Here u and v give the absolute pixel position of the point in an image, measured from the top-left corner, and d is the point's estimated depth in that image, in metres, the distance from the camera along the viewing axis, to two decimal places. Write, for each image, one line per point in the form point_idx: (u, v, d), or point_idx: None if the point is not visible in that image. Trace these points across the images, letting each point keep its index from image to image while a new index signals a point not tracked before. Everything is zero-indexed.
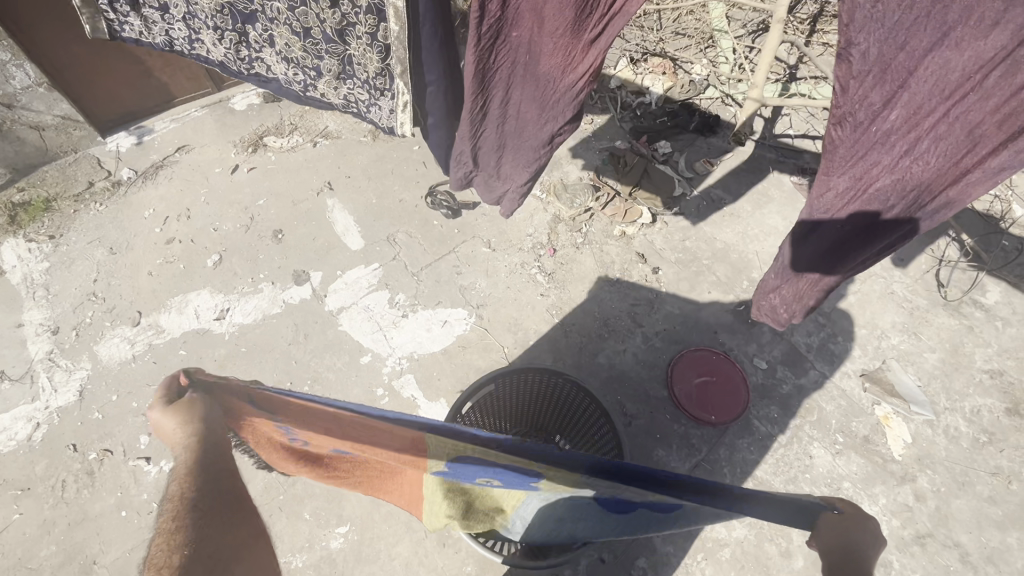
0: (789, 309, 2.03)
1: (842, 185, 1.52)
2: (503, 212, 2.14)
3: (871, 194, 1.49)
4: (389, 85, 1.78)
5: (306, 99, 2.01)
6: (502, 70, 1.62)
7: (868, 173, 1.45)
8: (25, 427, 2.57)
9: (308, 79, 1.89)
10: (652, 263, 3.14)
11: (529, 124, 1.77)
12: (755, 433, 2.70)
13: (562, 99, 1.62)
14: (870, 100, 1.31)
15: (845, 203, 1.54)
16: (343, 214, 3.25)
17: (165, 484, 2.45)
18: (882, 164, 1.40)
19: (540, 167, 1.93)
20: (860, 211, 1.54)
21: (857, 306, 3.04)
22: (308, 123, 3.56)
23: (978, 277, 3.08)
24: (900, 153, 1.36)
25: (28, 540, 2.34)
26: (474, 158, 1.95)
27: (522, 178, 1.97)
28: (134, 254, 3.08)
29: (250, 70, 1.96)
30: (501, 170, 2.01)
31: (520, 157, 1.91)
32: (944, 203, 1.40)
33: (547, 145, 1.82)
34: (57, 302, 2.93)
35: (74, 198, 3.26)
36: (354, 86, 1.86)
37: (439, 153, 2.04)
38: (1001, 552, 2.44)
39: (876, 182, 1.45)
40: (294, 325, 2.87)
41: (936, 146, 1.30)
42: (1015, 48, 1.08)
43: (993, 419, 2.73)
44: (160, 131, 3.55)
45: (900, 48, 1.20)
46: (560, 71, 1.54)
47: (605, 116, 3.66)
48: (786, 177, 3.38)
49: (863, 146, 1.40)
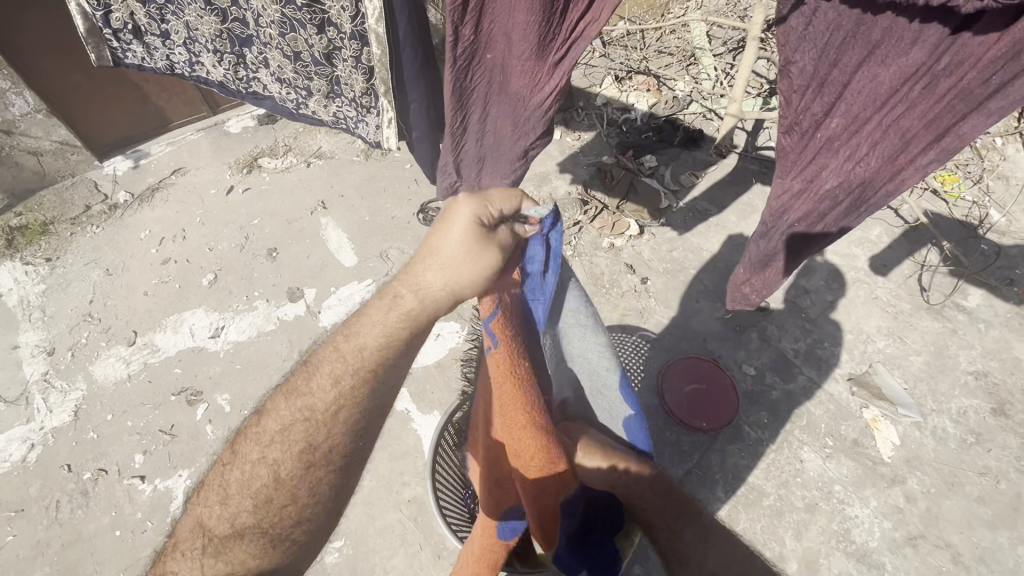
0: (760, 296, 2.09)
1: (795, 188, 1.61)
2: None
3: (821, 196, 1.58)
4: (374, 103, 1.88)
5: (299, 116, 2.08)
6: (478, 90, 1.69)
7: (818, 176, 1.54)
8: (19, 448, 2.58)
9: (301, 97, 1.97)
10: (641, 273, 3.21)
11: (503, 138, 1.81)
12: (747, 438, 2.73)
13: (533, 115, 1.68)
14: (813, 111, 1.42)
15: (798, 202, 1.64)
16: (337, 232, 3.31)
17: (159, 502, 2.45)
18: (830, 167, 1.50)
19: (517, 179, 1.95)
20: (811, 210, 1.63)
21: (842, 311, 3.10)
22: (302, 144, 3.65)
23: (959, 281, 3.14)
24: (844, 158, 1.46)
25: (21, 561, 2.32)
26: (458, 168, 1.93)
27: (499, 190, 1.98)
28: (130, 275, 3.12)
29: (248, 89, 2.02)
30: (480, 182, 2.02)
31: (495, 169, 1.92)
32: (884, 197, 1.50)
33: (522, 159, 1.83)
34: (52, 324, 2.96)
35: (71, 221, 3.31)
36: (343, 104, 1.94)
37: (424, 165, 2.05)
38: (992, 551, 2.45)
39: (825, 185, 1.55)
40: (288, 342, 2.91)
41: (875, 149, 1.40)
42: (933, 63, 1.20)
43: (979, 420, 2.77)
44: (157, 155, 3.62)
45: (833, 65, 1.31)
46: (530, 91, 1.61)
47: (593, 132, 3.77)
48: (769, 187, 3.47)
49: (811, 152, 1.50)
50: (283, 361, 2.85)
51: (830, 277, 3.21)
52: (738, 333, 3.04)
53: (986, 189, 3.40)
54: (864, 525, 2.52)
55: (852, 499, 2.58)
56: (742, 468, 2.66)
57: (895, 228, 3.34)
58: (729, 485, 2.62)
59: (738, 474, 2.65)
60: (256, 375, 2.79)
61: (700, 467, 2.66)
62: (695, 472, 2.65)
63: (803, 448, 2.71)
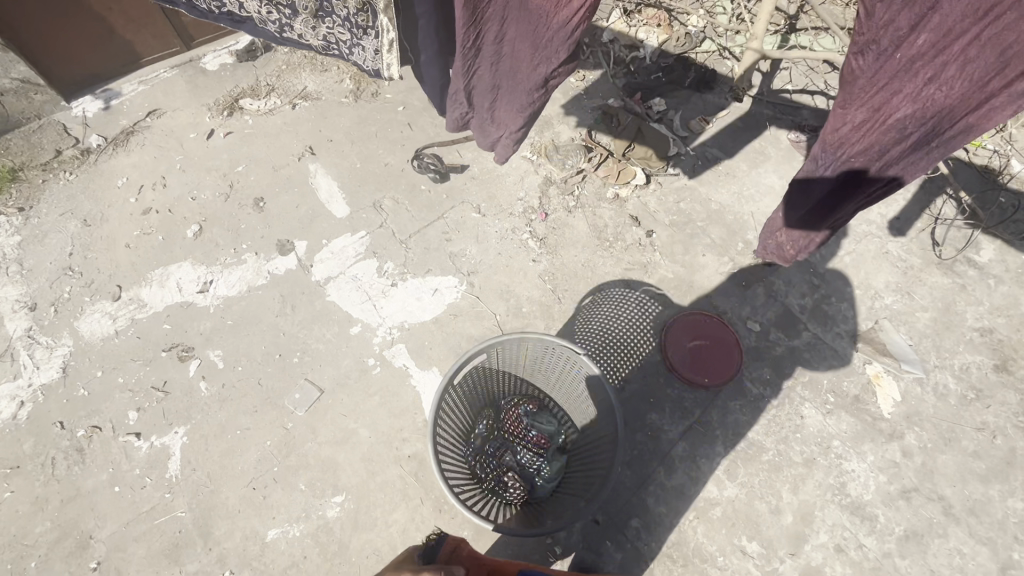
0: (795, 245, 2.14)
1: (859, 117, 1.53)
2: (497, 161, 2.04)
3: (888, 125, 1.50)
4: (372, 22, 1.65)
5: (283, 40, 1.88)
6: (495, 3, 1.52)
7: (888, 102, 1.45)
8: (9, 405, 2.52)
9: (285, 17, 1.75)
10: (646, 226, 3.07)
11: (522, 66, 1.68)
12: (748, 394, 2.70)
13: (556, 37, 1.52)
14: (898, 25, 1.30)
15: (861, 135, 1.56)
16: (326, 180, 3.12)
17: (157, 459, 2.43)
18: (904, 93, 1.41)
19: (536, 112, 1.84)
20: (875, 142, 1.56)
21: (851, 266, 3.01)
22: (286, 83, 3.38)
23: (973, 235, 3.04)
24: (924, 81, 1.36)
25: (22, 516, 2.32)
26: (469, 99, 1.86)
27: (517, 123, 1.86)
28: (110, 226, 2.96)
29: (221, 10, 1.81)
30: (496, 114, 1.91)
31: (514, 100, 1.81)
32: (962, 127, 1.42)
33: (542, 89, 1.72)
34: (32, 278, 2.83)
35: (42, 167, 3.09)
36: (334, 24, 1.73)
37: (435, 94, 1.95)
38: (982, 504, 2.50)
39: (896, 113, 1.46)
40: (280, 297, 2.80)
41: (964, 70, 1.30)
42: None
43: (981, 376, 2.76)
44: (129, 95, 3.35)
45: None
46: (554, 7, 1.44)
47: (598, 72, 3.51)
48: (783, 134, 3.28)
49: (885, 75, 1.40)
50: (276, 317, 2.76)
51: (843, 230, 3.08)
52: (745, 289, 2.96)
53: (1010, 137, 3.23)
54: (859, 479, 2.55)
55: (849, 453, 2.60)
56: (742, 424, 2.65)
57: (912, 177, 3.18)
58: (729, 441, 2.62)
59: (738, 430, 2.64)
60: (249, 331, 2.71)
61: (701, 423, 2.65)
62: (696, 428, 2.64)
63: (804, 405, 2.69)
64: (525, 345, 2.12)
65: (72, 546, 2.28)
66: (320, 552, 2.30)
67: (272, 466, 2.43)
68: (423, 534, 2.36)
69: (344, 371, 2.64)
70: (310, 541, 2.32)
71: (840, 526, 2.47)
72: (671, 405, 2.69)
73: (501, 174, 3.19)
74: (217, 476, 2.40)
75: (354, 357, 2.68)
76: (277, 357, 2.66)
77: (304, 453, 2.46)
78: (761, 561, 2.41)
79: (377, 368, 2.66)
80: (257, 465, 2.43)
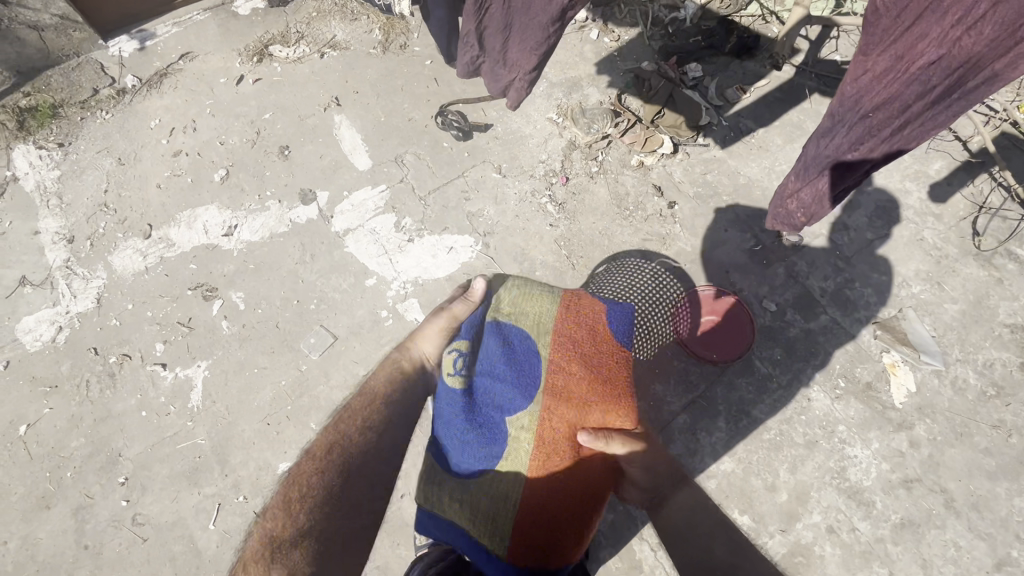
0: (805, 214, 1.97)
1: (882, 65, 1.48)
2: (508, 105, 2.04)
3: (910, 76, 1.44)
4: None
5: None
6: None
7: (912, 49, 1.40)
8: (49, 329, 2.70)
9: None
10: (669, 197, 3.01)
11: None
12: (756, 372, 2.69)
13: None
14: None
15: (881, 85, 1.51)
16: (350, 132, 3.14)
17: (180, 389, 2.58)
18: (929, 38, 1.35)
19: (550, 50, 1.83)
20: (895, 95, 1.49)
21: (880, 251, 2.89)
22: (316, 32, 3.36)
23: (1017, 226, 2.87)
24: (953, 22, 1.31)
25: (59, 431, 2.51)
26: (480, 41, 1.91)
27: (530, 63, 1.86)
28: (143, 166, 3.06)
29: None
30: (508, 56, 1.91)
31: (526, 40, 1.81)
32: (988, 79, 1.36)
33: (557, 23, 1.71)
34: (70, 212, 2.97)
35: (80, 104, 3.19)
36: None
37: (443, 39, 2.17)
38: (987, 500, 2.47)
39: (920, 60, 1.40)
40: (300, 245, 2.88)
41: (995, 10, 1.24)
42: None
43: (1004, 373, 2.67)
44: (162, 37, 3.36)
45: None
46: None
47: (634, 33, 3.36)
48: (824, 108, 3.12)
49: (911, 16, 1.36)
50: (295, 264, 2.84)
51: (875, 213, 2.95)
52: (765, 267, 2.89)
53: None
54: (861, 465, 2.53)
55: (854, 439, 2.57)
56: (747, 401, 2.64)
57: (957, 160, 2.99)
58: (732, 417, 2.61)
59: (742, 408, 2.63)
60: (270, 276, 2.81)
61: (705, 397, 2.65)
62: (698, 402, 2.64)
63: (813, 387, 2.66)
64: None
65: (102, 462, 2.46)
66: None
67: (286, 405, 2.56)
68: None
69: (358, 320, 2.73)
70: None
71: (836, 509, 2.46)
72: (676, 377, 2.70)
73: (525, 135, 3.14)
74: (235, 409, 2.54)
75: (368, 308, 2.76)
76: (295, 302, 2.76)
77: (316, 395, 2.58)
78: (751, 535, 2.44)
79: (389, 320, 2.74)
80: (272, 402, 2.56)
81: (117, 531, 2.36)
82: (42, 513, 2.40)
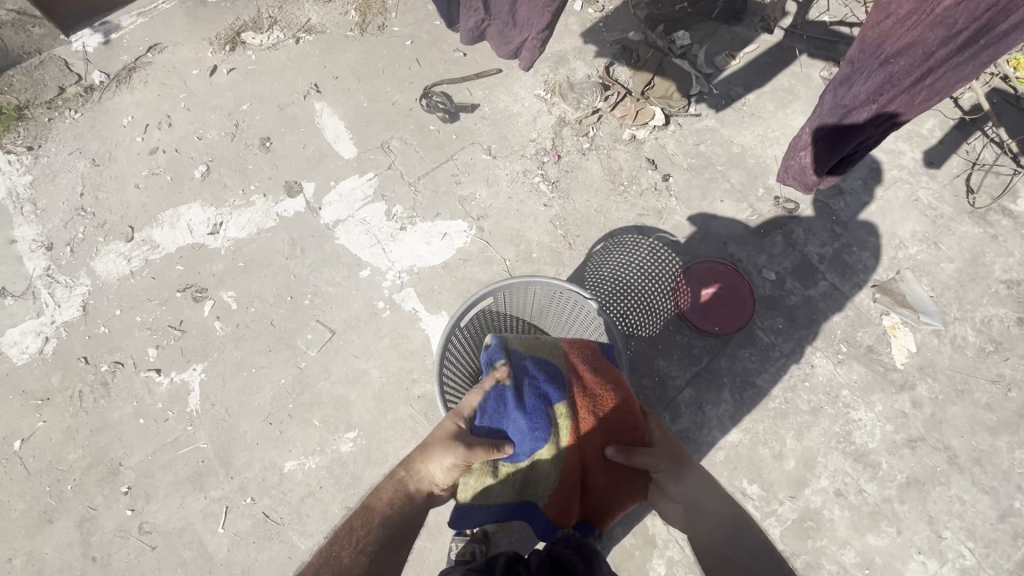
0: (820, 165, 2.01)
1: (907, 7, 1.47)
2: (520, 66, 2.11)
3: (937, 19, 1.45)
4: None
5: None
6: None
7: None
8: (35, 340, 2.62)
9: None
10: (663, 170, 2.96)
11: None
12: (758, 342, 2.68)
13: None
14: None
15: (906, 29, 1.50)
16: (333, 119, 3.04)
17: (177, 393, 2.52)
18: None
19: (560, 5, 1.89)
20: (919, 40, 1.51)
21: (877, 214, 2.88)
22: (288, 15, 3.20)
23: (1011, 182, 2.86)
24: None
25: (55, 444, 2.45)
26: (486, 5, 1.94)
27: (542, 22, 1.92)
28: (119, 166, 2.94)
29: None
30: (517, 16, 1.96)
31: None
32: (1014, 24, 1.46)
33: None
34: (46, 218, 2.85)
35: (46, 105, 3.04)
36: None
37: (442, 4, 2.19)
38: (989, 454, 2.51)
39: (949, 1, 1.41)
40: (289, 239, 2.81)
41: None
42: None
43: (1002, 329, 2.69)
44: (128, 28, 3.19)
45: None
46: None
47: (618, 1, 3.26)
48: (815, 71, 3.06)
49: None
50: (286, 259, 2.77)
51: (871, 175, 2.92)
52: (762, 236, 2.87)
53: None
54: (865, 427, 2.55)
55: (857, 402, 2.59)
56: (751, 372, 2.64)
57: (949, 118, 2.97)
58: (737, 388, 2.61)
59: (747, 378, 2.63)
60: (260, 273, 2.73)
61: (709, 370, 2.65)
62: (703, 375, 2.64)
63: (815, 354, 2.67)
64: (529, 292, 2.15)
65: (103, 472, 2.40)
66: (336, 482, 2.40)
67: (287, 403, 2.51)
68: None
69: (355, 313, 2.68)
70: (324, 473, 2.41)
71: (842, 472, 2.49)
72: (679, 352, 2.68)
73: (513, 113, 3.06)
74: (235, 410, 2.49)
75: (364, 301, 2.71)
76: (289, 299, 2.69)
77: (317, 391, 2.53)
78: (760, 503, 2.46)
79: (387, 311, 2.69)
80: (273, 402, 2.51)
81: (126, 540, 2.33)
82: (46, 527, 2.36)
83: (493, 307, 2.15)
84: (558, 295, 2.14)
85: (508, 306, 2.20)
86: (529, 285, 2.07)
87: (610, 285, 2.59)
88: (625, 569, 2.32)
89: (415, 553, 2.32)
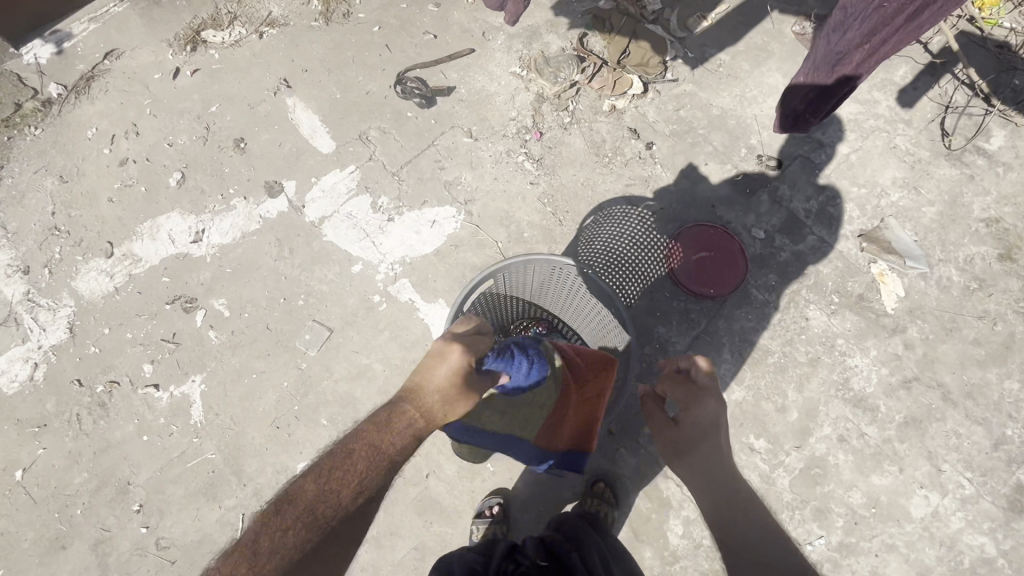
0: (815, 114, 2.01)
1: None
2: (506, 20, 2.24)
3: None
4: None
5: None
6: None
7: None
8: (24, 368, 2.54)
9: None
10: (646, 138, 2.95)
11: None
12: (753, 301, 2.72)
13: None
14: None
15: None
16: (307, 114, 2.96)
17: (179, 406, 2.47)
18: None
19: None
20: None
21: (858, 164, 2.92)
22: (248, 9, 3.07)
23: (984, 121, 2.91)
24: None
25: (58, 470, 2.40)
26: None
27: None
28: (89, 181, 2.84)
29: None
30: None
31: None
32: None
33: None
34: (19, 241, 2.75)
35: (3, 123, 2.90)
36: None
37: None
38: (980, 387, 2.60)
39: None
40: (276, 241, 2.75)
41: None
42: None
43: (985, 266, 2.76)
44: (81, 35, 3.03)
45: None
46: None
47: None
48: (788, 25, 3.04)
49: None
50: (275, 261, 2.72)
51: (849, 126, 2.95)
52: (749, 195, 2.89)
53: None
54: (862, 373, 2.62)
55: (853, 350, 2.65)
56: (748, 330, 2.68)
57: (921, 63, 2.99)
58: (736, 348, 2.66)
59: (745, 336, 2.67)
60: (250, 277, 2.68)
61: (707, 332, 2.69)
62: (702, 338, 2.68)
63: (809, 307, 2.72)
64: (528, 270, 2.14)
65: (112, 493, 2.37)
66: None
67: (293, 405, 2.49)
68: (445, 456, 2.41)
69: (351, 309, 2.65)
70: None
71: (843, 418, 2.55)
72: (677, 317, 2.71)
73: (490, 93, 3.01)
74: (240, 418, 2.46)
75: (359, 295, 2.68)
76: (282, 301, 2.65)
77: (321, 391, 2.51)
78: (767, 456, 2.52)
79: (383, 304, 2.67)
80: (278, 405, 2.49)
81: (144, 557, 2.31)
82: (59, 554, 2.32)
83: (494, 288, 2.14)
84: (558, 271, 2.13)
85: (509, 286, 2.19)
86: (528, 263, 2.05)
87: (605, 255, 2.57)
88: (644, 532, 2.37)
89: (437, 538, 2.34)
